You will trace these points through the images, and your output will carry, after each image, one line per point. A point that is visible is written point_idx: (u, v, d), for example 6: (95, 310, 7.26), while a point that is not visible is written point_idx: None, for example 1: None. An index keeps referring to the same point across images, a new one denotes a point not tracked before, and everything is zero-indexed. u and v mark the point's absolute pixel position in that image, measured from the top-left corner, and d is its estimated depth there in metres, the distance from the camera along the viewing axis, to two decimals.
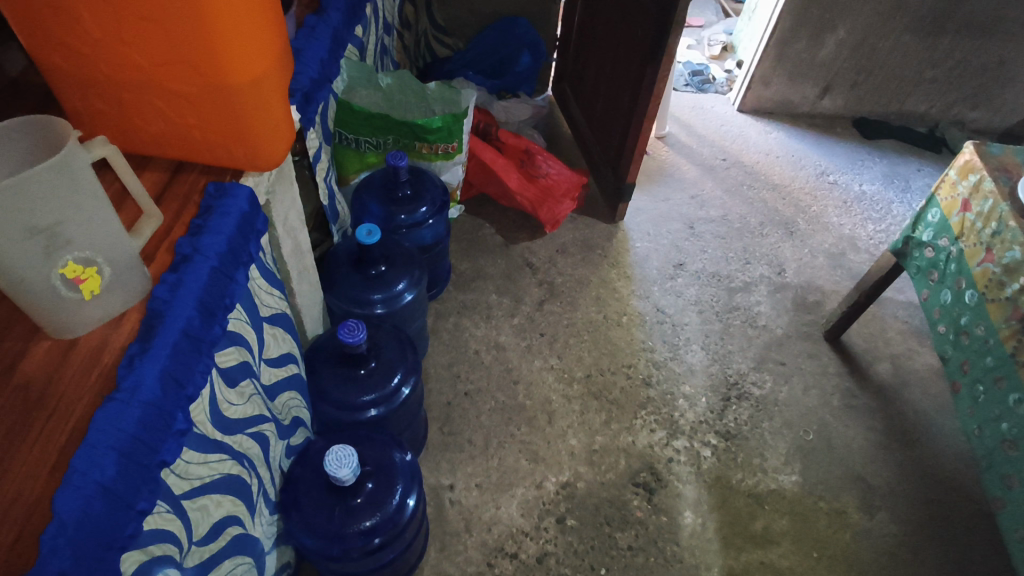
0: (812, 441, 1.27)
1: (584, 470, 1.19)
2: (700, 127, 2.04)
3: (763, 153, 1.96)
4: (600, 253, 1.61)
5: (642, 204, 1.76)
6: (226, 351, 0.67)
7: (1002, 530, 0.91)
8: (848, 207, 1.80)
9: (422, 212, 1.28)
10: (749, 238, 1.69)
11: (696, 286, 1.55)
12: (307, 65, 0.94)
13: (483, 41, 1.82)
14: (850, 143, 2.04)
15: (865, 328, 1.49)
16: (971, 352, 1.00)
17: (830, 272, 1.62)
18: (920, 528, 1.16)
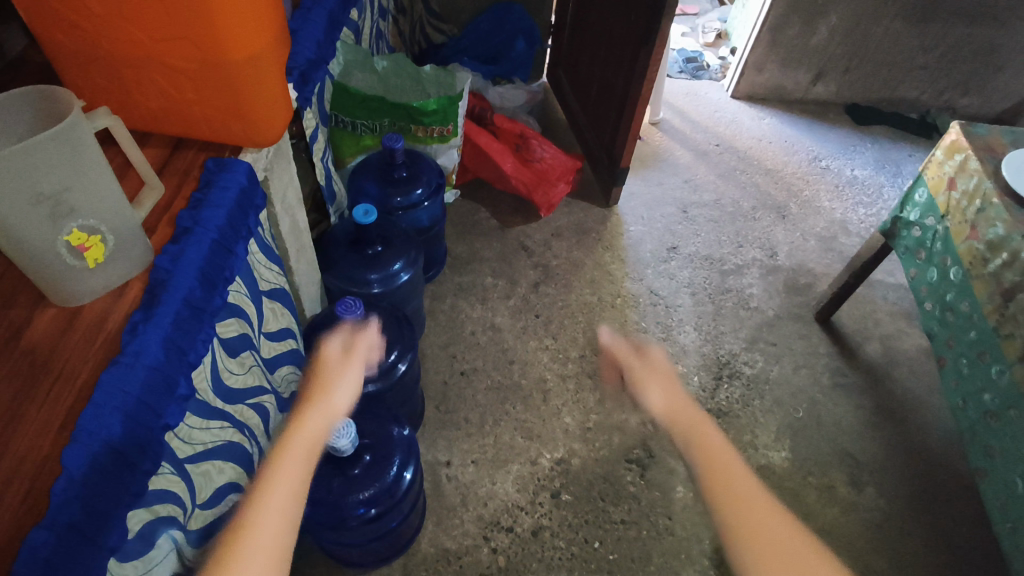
0: (802, 419, 1.30)
1: (578, 447, 1.22)
2: (694, 113, 2.06)
3: (756, 139, 1.98)
4: (594, 236, 1.63)
5: (636, 189, 1.77)
6: (227, 322, 0.69)
7: (984, 499, 0.93)
8: (839, 192, 1.82)
9: (418, 194, 1.29)
10: (742, 222, 1.71)
11: (689, 268, 1.57)
12: (303, 45, 0.94)
13: (478, 27, 1.83)
14: (843, 129, 2.05)
15: (855, 310, 1.51)
16: (956, 328, 1.03)
17: (822, 254, 1.64)
18: (907, 501, 1.19)
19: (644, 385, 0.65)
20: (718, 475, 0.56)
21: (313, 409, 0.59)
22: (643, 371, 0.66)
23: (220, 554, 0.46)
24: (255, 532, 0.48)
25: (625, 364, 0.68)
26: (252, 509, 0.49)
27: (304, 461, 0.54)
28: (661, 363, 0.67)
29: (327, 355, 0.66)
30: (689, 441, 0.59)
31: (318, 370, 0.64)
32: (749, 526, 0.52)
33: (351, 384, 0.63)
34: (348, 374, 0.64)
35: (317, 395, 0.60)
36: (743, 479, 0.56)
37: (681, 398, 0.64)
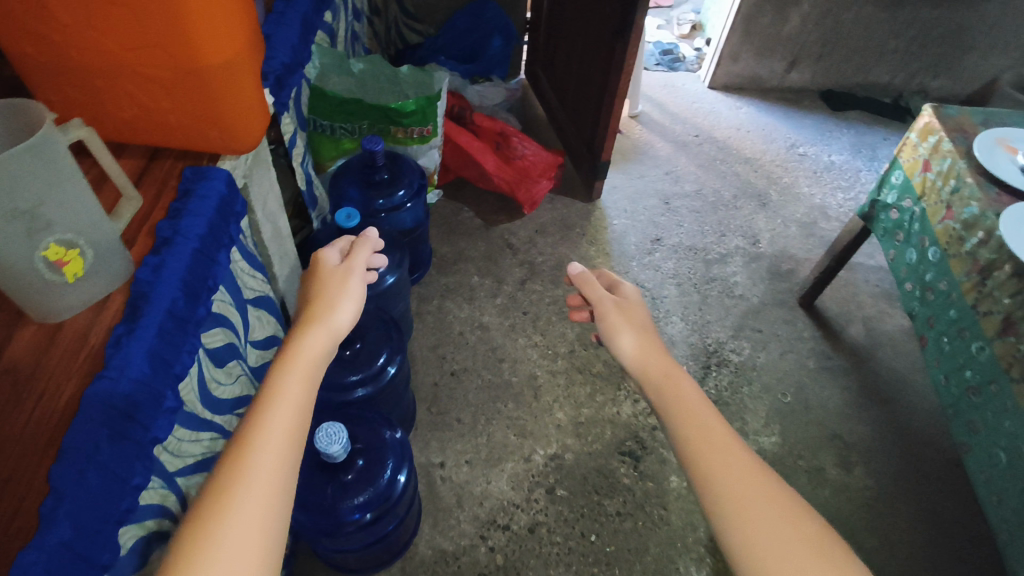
0: (790, 403, 1.31)
1: (571, 441, 1.22)
2: (672, 104, 2.07)
3: (734, 128, 2.00)
4: (578, 231, 1.63)
5: (618, 182, 1.78)
6: (212, 331, 0.69)
7: (970, 473, 0.95)
8: (818, 178, 1.84)
9: (400, 195, 1.29)
10: (723, 211, 1.72)
11: (673, 259, 1.58)
12: (278, 50, 0.94)
13: (455, 26, 1.82)
14: (819, 115, 2.08)
15: (838, 293, 1.53)
16: (936, 307, 1.04)
17: (803, 240, 1.66)
18: (895, 479, 1.21)
19: (619, 323, 0.63)
20: (694, 419, 0.54)
21: (314, 327, 0.56)
22: (617, 310, 0.64)
23: (224, 470, 0.45)
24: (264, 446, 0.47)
25: (599, 303, 0.65)
26: (255, 426, 0.48)
27: (308, 378, 0.52)
28: (633, 302, 0.66)
29: (325, 269, 0.63)
30: (662, 382, 0.57)
31: (317, 286, 0.60)
32: (723, 470, 0.50)
33: (352, 298, 0.60)
34: (348, 288, 0.61)
35: (317, 312, 0.57)
36: (714, 420, 0.54)
37: (654, 339, 0.62)
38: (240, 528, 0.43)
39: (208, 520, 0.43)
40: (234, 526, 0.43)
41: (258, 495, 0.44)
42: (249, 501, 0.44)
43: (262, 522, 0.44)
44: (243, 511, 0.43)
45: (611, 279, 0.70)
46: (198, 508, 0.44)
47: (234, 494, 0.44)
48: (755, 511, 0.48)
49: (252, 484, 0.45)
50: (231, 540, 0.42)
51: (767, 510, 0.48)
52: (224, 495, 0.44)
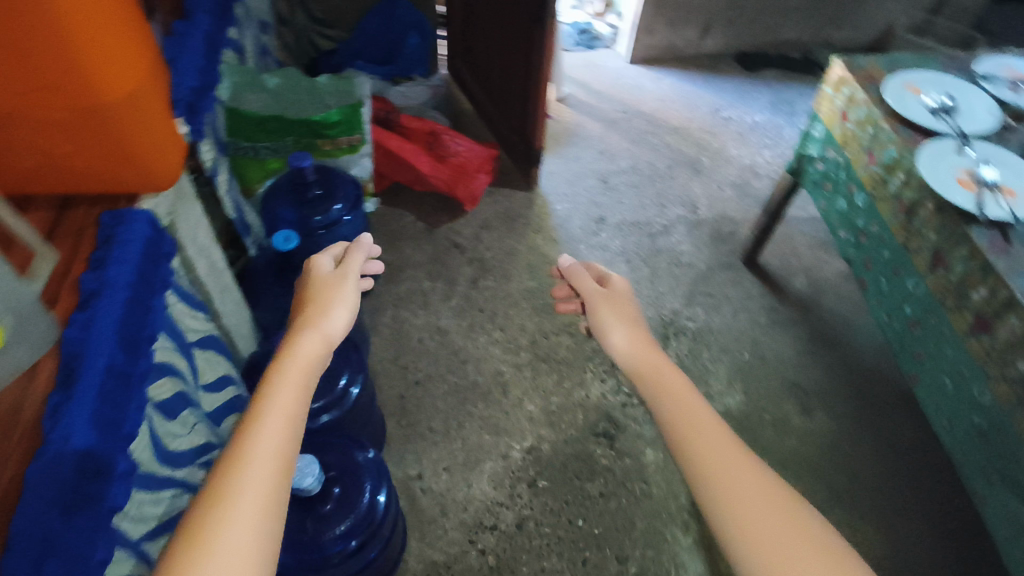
0: (748, 360, 1.36)
1: (546, 431, 1.23)
2: (596, 83, 2.09)
3: (659, 99, 2.03)
4: (522, 221, 1.63)
5: (554, 167, 1.78)
6: (158, 383, 0.65)
7: (921, 403, 1.00)
8: (743, 139, 1.90)
9: (337, 209, 1.25)
10: (660, 182, 1.75)
11: (618, 237, 1.60)
12: (184, 73, 0.88)
13: (366, 29, 1.78)
14: (736, 78, 2.14)
15: (778, 249, 1.58)
16: (870, 250, 1.09)
17: (738, 201, 1.71)
18: (854, 418, 1.27)
19: (608, 318, 0.66)
20: (678, 408, 0.56)
21: (308, 333, 0.57)
22: (606, 306, 0.68)
23: (223, 465, 0.46)
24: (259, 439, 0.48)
25: (590, 299, 0.70)
26: (252, 422, 0.49)
27: (304, 377, 0.54)
28: (619, 296, 0.70)
29: (317, 275, 0.64)
30: (649, 376, 0.60)
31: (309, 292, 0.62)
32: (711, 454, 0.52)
33: (345, 303, 0.61)
34: (341, 293, 0.62)
35: (310, 317, 0.58)
36: (701, 407, 0.56)
37: (641, 331, 0.65)
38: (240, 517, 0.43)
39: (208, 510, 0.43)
40: (233, 516, 0.43)
41: (257, 488, 0.45)
42: (250, 491, 0.44)
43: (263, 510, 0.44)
44: (242, 502, 0.44)
45: (601, 275, 0.75)
46: (195, 504, 0.44)
47: (233, 486, 0.44)
48: (742, 490, 0.49)
49: (250, 475, 0.45)
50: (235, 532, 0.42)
51: (757, 490, 0.49)
52: (224, 484, 0.45)
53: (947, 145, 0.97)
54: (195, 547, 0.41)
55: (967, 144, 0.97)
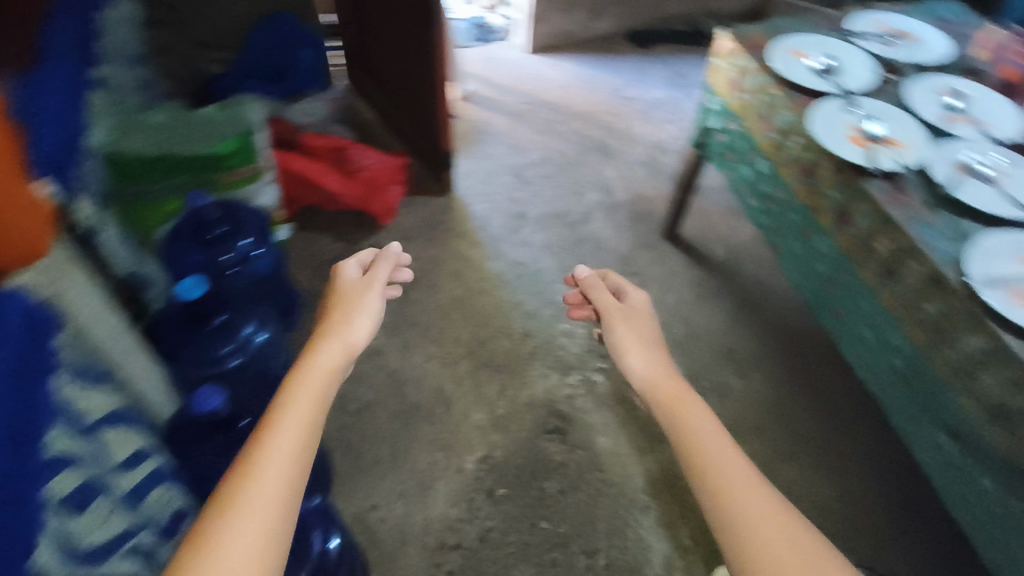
0: (682, 333, 1.39)
1: (496, 438, 1.21)
2: (497, 76, 2.07)
3: (562, 86, 2.04)
4: (443, 228, 1.59)
5: (468, 167, 1.76)
6: (59, 480, 0.60)
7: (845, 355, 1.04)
8: (647, 116, 1.94)
9: (244, 244, 1.13)
10: (574, 170, 1.77)
11: (541, 230, 1.60)
12: (46, 129, 0.77)
13: (255, 46, 1.65)
14: (632, 56, 2.18)
15: (695, 219, 1.63)
16: (778, 213, 1.13)
17: (651, 178, 1.74)
18: (785, 373, 1.32)
19: (621, 335, 0.71)
20: (693, 435, 0.58)
21: (329, 337, 0.62)
22: (621, 325, 0.73)
23: (249, 444, 0.50)
24: (285, 415, 0.53)
25: (608, 312, 0.76)
26: (280, 407, 0.53)
27: (329, 374, 0.59)
28: (636, 315, 0.75)
29: (342, 285, 0.71)
30: (665, 396, 0.63)
31: (337, 297, 0.69)
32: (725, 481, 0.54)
33: (369, 311, 0.68)
34: (365, 301, 0.68)
35: (335, 323, 0.64)
36: (720, 433, 0.58)
37: (658, 350, 0.70)
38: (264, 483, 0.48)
39: (237, 476, 0.48)
40: (254, 482, 0.48)
41: (277, 457, 0.49)
42: (274, 463, 0.49)
43: (286, 481, 0.48)
44: (267, 473, 0.48)
45: (622, 294, 0.81)
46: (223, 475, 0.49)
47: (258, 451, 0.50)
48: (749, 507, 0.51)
49: (273, 450, 0.50)
50: (258, 496, 0.47)
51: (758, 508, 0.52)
52: (251, 455, 0.50)
53: (834, 104, 1.01)
54: (225, 504, 0.46)
55: (852, 101, 1.01)
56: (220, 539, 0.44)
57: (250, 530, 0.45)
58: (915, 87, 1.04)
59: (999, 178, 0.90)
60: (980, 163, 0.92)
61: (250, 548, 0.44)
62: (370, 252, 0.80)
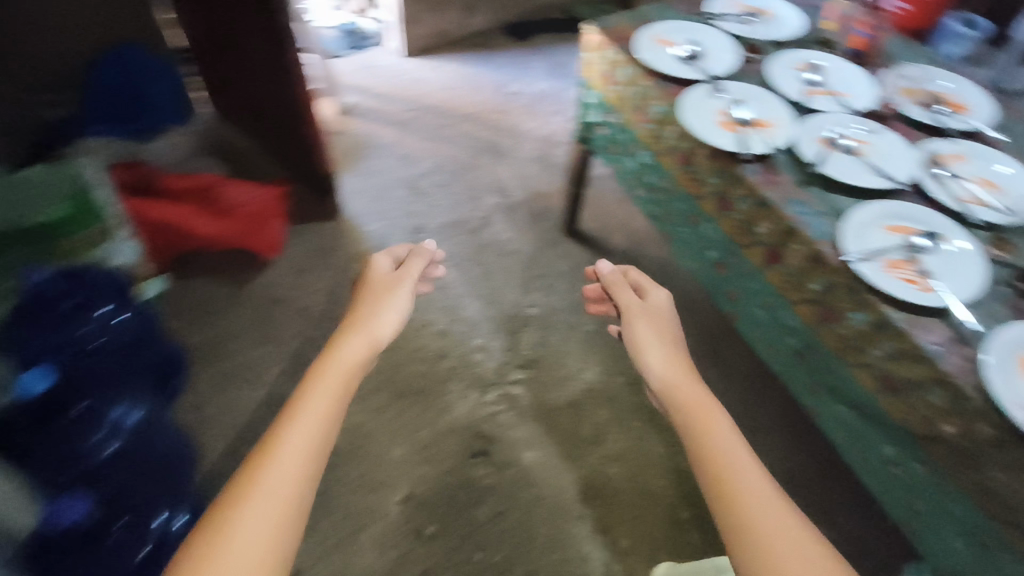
0: (594, 330, 1.38)
1: (421, 472, 1.15)
2: (376, 84, 1.97)
3: (445, 88, 1.98)
4: (337, 254, 1.50)
5: (356, 185, 1.66)
6: None
7: (746, 338, 1.04)
8: (533, 111, 1.91)
9: (102, 312, 1.03)
10: (467, 174, 1.72)
11: (441, 242, 1.55)
12: None
13: (98, 84, 1.47)
14: (513, 50, 2.14)
15: (593, 211, 1.62)
16: (664, 203, 1.13)
17: (546, 174, 1.72)
18: (696, 355, 1.35)
19: (641, 333, 0.84)
20: (699, 422, 0.71)
21: (362, 324, 0.81)
22: (643, 322, 0.85)
23: (308, 381, 0.71)
24: (331, 365, 0.73)
25: (627, 309, 0.88)
26: (330, 360, 0.74)
27: (367, 345, 0.78)
28: (656, 315, 0.87)
29: (378, 278, 0.90)
30: (686, 394, 0.75)
31: (373, 287, 0.88)
32: (719, 452, 0.67)
33: (399, 303, 0.86)
34: (393, 299, 0.86)
35: (370, 313, 0.82)
36: (721, 420, 0.71)
37: (671, 348, 0.82)
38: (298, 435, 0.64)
39: (284, 426, 0.65)
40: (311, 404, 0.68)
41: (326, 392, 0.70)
42: (310, 421, 0.66)
43: (329, 409, 0.68)
44: (317, 400, 0.69)
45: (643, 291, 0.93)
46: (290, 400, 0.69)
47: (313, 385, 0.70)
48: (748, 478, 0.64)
49: (320, 394, 0.70)
50: (297, 444, 0.64)
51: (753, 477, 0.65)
52: (309, 386, 0.71)
53: (701, 92, 1.01)
54: (287, 421, 0.66)
55: (718, 86, 1.02)
56: (270, 470, 0.61)
57: (288, 470, 0.61)
58: (774, 66, 1.06)
59: (861, 149, 0.93)
60: (840, 137, 0.95)
61: (289, 481, 0.61)
62: (406, 249, 0.98)
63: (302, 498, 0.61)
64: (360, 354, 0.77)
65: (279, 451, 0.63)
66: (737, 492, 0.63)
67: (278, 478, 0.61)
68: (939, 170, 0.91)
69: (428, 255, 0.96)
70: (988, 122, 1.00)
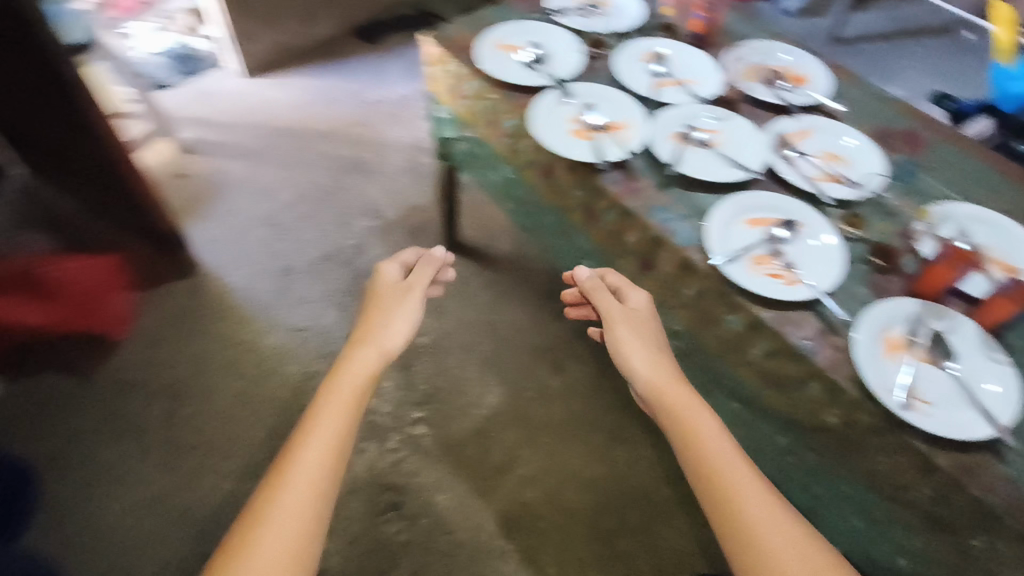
0: (490, 347, 1.33)
1: (330, 544, 1.08)
2: (218, 112, 1.79)
3: (297, 106, 1.82)
4: (201, 316, 1.37)
5: (211, 233, 1.51)
6: None
7: None
8: (395, 119, 1.81)
9: None
10: (334, 200, 1.60)
11: (315, 281, 1.44)
12: None
13: None
14: (365, 53, 2.01)
15: (472, 217, 1.55)
16: (534, 216, 1.09)
17: (418, 186, 1.64)
18: (595, 354, 1.33)
19: (628, 341, 0.77)
20: (700, 438, 0.67)
21: (368, 340, 0.76)
22: (628, 330, 0.78)
23: (316, 401, 0.69)
24: (340, 384, 0.71)
25: (610, 317, 0.80)
26: (338, 377, 0.72)
27: (376, 359, 0.75)
28: (638, 319, 0.80)
29: (385, 288, 0.84)
30: (675, 407, 0.71)
31: (380, 297, 0.83)
32: (721, 471, 0.64)
33: (407, 316, 0.81)
34: (399, 310, 0.81)
35: (375, 329, 0.78)
36: (724, 438, 0.67)
37: (659, 359, 0.76)
38: (308, 457, 0.64)
39: (295, 448, 0.64)
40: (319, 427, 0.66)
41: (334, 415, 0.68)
42: (320, 441, 0.65)
43: (339, 433, 0.66)
44: (325, 422, 0.67)
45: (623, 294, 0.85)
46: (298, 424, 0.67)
47: (320, 408, 0.68)
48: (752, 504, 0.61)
49: (331, 414, 0.68)
50: (307, 468, 0.63)
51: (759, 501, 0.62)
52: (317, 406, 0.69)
53: (549, 99, 0.96)
54: (296, 447, 0.64)
55: (566, 89, 0.97)
56: (283, 496, 0.60)
57: (297, 496, 0.61)
58: (620, 59, 1.03)
59: (714, 140, 0.92)
60: (693, 130, 0.93)
61: (300, 504, 0.60)
62: (413, 253, 0.92)
63: (318, 523, 0.61)
64: (372, 365, 0.74)
65: (289, 477, 0.62)
66: (744, 518, 0.61)
67: (294, 500, 0.60)
68: (789, 152, 0.91)
69: (439, 263, 0.90)
70: (827, 93, 1.02)
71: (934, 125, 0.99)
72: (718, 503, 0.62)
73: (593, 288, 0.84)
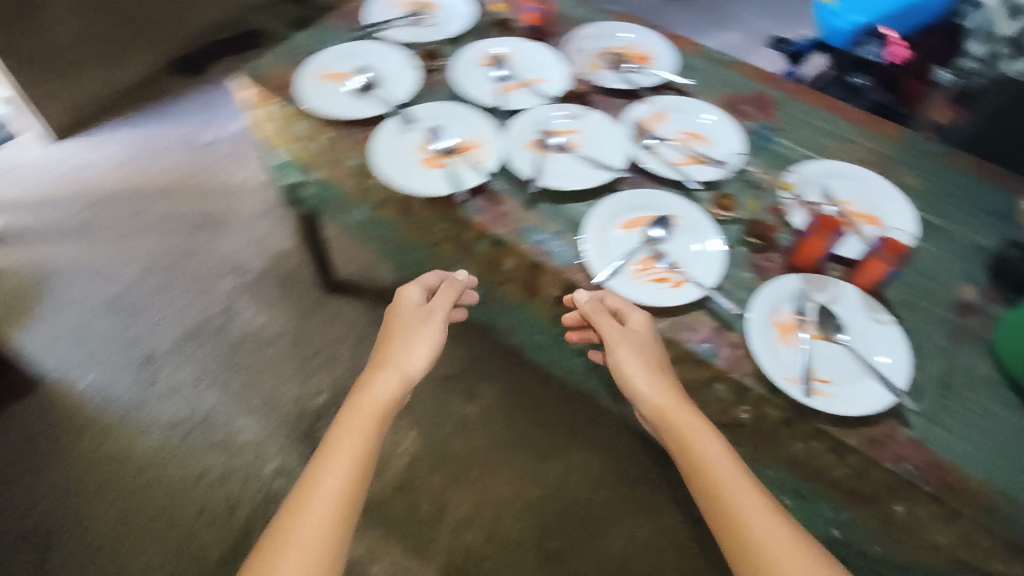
0: None
1: None
2: (25, 190, 1.54)
3: (121, 165, 1.60)
4: (53, 437, 1.18)
5: (47, 335, 1.30)
6: None
7: (539, 360, 0.99)
8: (239, 158, 1.63)
9: None
10: (188, 264, 1.43)
11: (185, 363, 1.28)
12: None
13: None
14: (189, 88, 1.79)
15: (347, 251, 1.43)
16: (405, 252, 1.01)
17: (280, 228, 1.49)
18: (505, 368, 1.28)
19: (630, 363, 0.67)
20: (716, 465, 0.61)
21: (387, 365, 0.70)
22: (631, 351, 0.68)
23: (338, 423, 0.65)
24: (361, 407, 0.66)
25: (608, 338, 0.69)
26: (356, 403, 0.66)
27: (396, 385, 0.69)
28: (641, 341, 0.68)
29: (401, 306, 0.75)
30: (692, 436, 0.63)
31: (398, 316, 0.74)
32: (734, 504, 0.59)
33: (426, 341, 0.72)
34: (418, 333, 0.73)
35: (394, 352, 0.71)
36: (733, 468, 0.61)
37: (666, 380, 0.67)
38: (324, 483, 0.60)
39: (316, 474, 0.61)
40: (339, 453, 0.62)
41: (353, 443, 0.63)
42: (338, 467, 0.61)
43: (357, 462, 0.62)
44: (344, 447, 0.62)
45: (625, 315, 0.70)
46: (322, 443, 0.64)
47: (340, 434, 0.64)
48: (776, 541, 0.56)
49: (352, 439, 0.63)
50: (324, 494, 0.59)
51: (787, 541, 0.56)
52: (338, 430, 0.64)
53: (390, 129, 0.86)
54: (317, 469, 0.61)
55: (406, 115, 0.88)
56: (300, 521, 0.57)
57: (317, 523, 0.57)
58: (458, 70, 0.95)
59: (572, 143, 0.87)
60: (548, 135, 0.87)
61: (318, 529, 0.57)
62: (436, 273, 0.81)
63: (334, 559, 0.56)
64: (392, 391, 0.68)
65: (307, 503, 0.58)
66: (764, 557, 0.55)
67: (311, 526, 0.57)
68: (648, 140, 0.88)
69: (461, 285, 0.80)
70: (674, 68, 1.00)
71: (777, 85, 1.00)
72: (733, 538, 0.57)
73: (588, 309, 0.71)
